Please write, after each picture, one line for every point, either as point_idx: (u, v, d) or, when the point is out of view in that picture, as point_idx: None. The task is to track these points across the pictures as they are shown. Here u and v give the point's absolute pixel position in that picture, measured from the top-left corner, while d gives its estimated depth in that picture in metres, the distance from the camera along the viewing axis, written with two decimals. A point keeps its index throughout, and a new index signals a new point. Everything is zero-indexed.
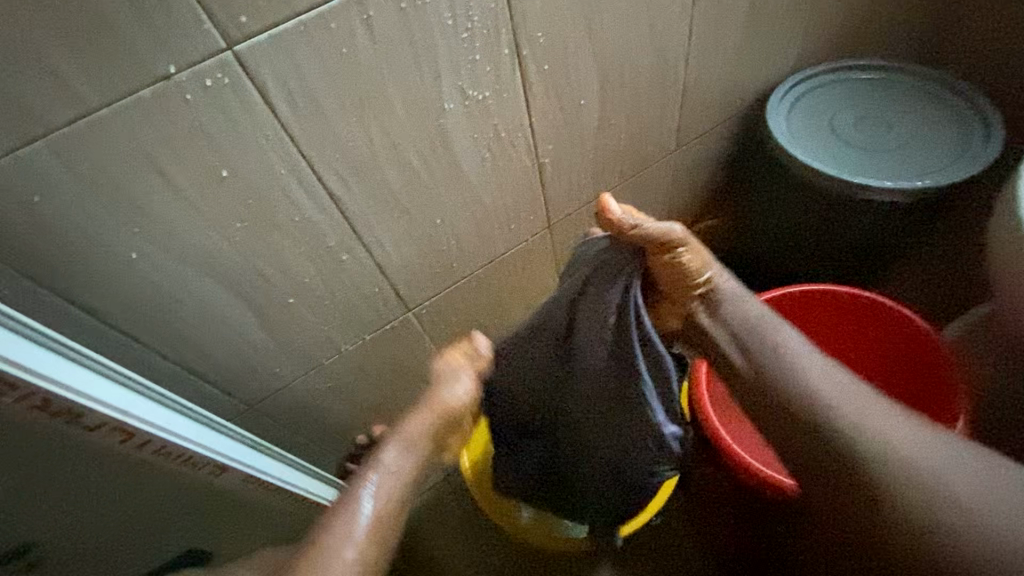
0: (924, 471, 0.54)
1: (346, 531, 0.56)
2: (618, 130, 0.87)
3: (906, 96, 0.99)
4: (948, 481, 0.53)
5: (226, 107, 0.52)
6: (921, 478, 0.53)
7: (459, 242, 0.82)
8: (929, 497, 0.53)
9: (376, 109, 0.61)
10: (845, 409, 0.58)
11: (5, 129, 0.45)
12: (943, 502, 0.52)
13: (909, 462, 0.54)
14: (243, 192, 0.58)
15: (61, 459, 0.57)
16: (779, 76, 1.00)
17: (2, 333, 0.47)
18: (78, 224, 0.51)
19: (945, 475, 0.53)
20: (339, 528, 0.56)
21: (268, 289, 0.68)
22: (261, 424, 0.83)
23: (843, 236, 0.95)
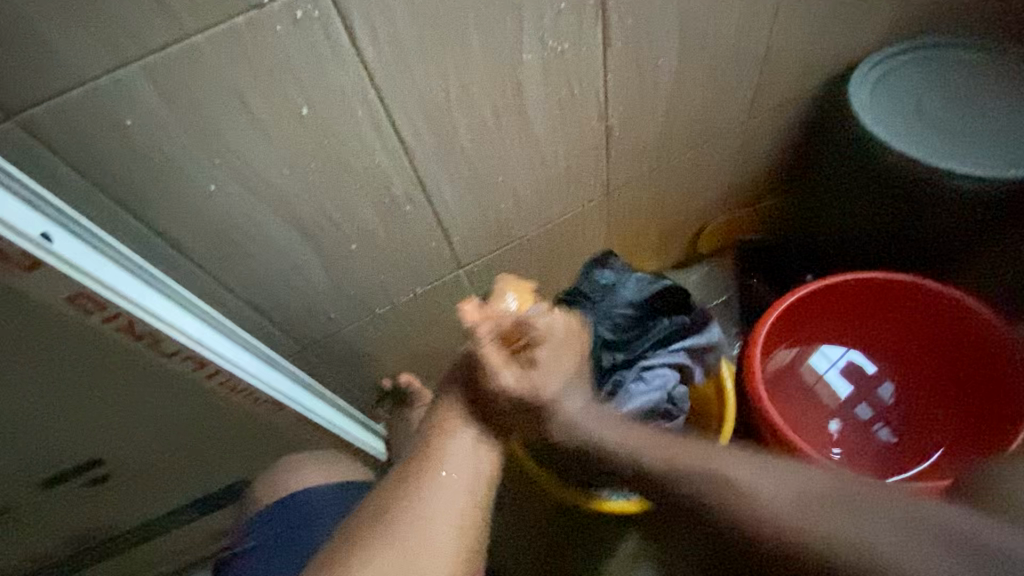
0: (784, 513, 0.44)
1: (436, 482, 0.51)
2: (692, 96, 0.83)
3: (1006, 79, 0.90)
4: (836, 531, 0.42)
5: (313, 41, 0.51)
6: (776, 530, 0.44)
7: (516, 201, 0.81)
8: (792, 530, 0.43)
9: (455, 55, 0.59)
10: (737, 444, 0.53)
11: (103, 50, 0.45)
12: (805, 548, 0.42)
13: (802, 508, 0.44)
14: (319, 131, 0.58)
15: (137, 376, 0.59)
16: (871, 47, 0.92)
17: (95, 256, 0.49)
18: (163, 151, 0.52)
19: (777, 509, 0.45)
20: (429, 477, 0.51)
21: (332, 234, 0.69)
22: (313, 366, 0.85)
23: (922, 224, 0.89)
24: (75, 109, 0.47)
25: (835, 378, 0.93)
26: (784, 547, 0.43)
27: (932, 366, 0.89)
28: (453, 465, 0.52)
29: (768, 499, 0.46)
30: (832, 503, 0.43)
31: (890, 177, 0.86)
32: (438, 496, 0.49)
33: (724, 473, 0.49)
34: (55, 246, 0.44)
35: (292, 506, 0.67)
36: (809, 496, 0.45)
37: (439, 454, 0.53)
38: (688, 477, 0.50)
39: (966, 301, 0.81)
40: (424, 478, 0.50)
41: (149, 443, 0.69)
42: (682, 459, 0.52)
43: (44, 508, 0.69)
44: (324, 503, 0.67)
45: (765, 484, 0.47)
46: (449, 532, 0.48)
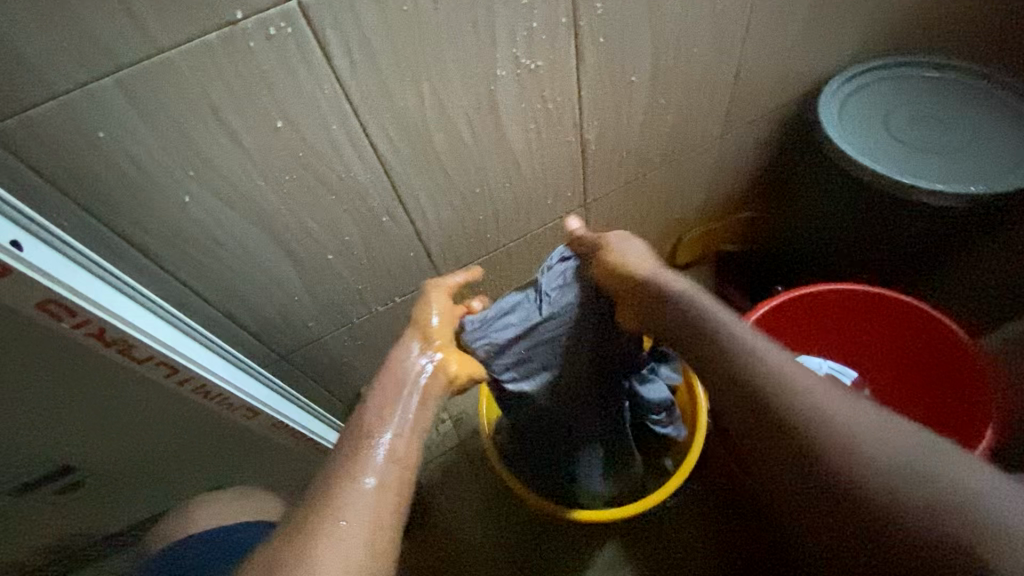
0: (845, 420, 0.44)
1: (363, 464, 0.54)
2: (666, 111, 0.85)
3: (971, 98, 0.93)
4: (853, 429, 0.43)
5: (287, 57, 0.53)
6: (807, 421, 0.45)
7: (494, 212, 0.82)
8: (821, 430, 0.44)
9: (430, 71, 0.61)
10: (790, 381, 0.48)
11: (78, 63, 0.46)
12: (833, 452, 0.43)
13: (809, 411, 0.45)
14: (295, 144, 0.59)
15: (109, 383, 0.60)
16: (842, 66, 0.95)
17: (67, 264, 0.49)
18: (138, 162, 0.53)
19: (824, 403, 0.45)
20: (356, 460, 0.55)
21: (310, 243, 0.70)
22: (292, 374, 0.86)
23: (891, 237, 0.91)
24: (49, 120, 0.48)
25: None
26: (793, 427, 0.45)
27: (907, 378, 0.90)
28: (374, 471, 0.54)
29: (825, 400, 0.45)
30: (904, 457, 0.40)
31: (859, 192, 0.89)
32: (361, 501, 0.51)
33: (773, 367, 0.49)
34: (26, 253, 0.45)
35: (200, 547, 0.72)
36: (828, 405, 0.45)
37: (357, 464, 0.54)
38: (745, 358, 0.51)
39: (934, 315, 0.83)
40: (345, 487, 0.52)
41: (122, 449, 0.69)
42: (741, 348, 0.52)
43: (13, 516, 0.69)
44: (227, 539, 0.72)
45: (833, 397, 0.46)
46: (363, 517, 0.50)
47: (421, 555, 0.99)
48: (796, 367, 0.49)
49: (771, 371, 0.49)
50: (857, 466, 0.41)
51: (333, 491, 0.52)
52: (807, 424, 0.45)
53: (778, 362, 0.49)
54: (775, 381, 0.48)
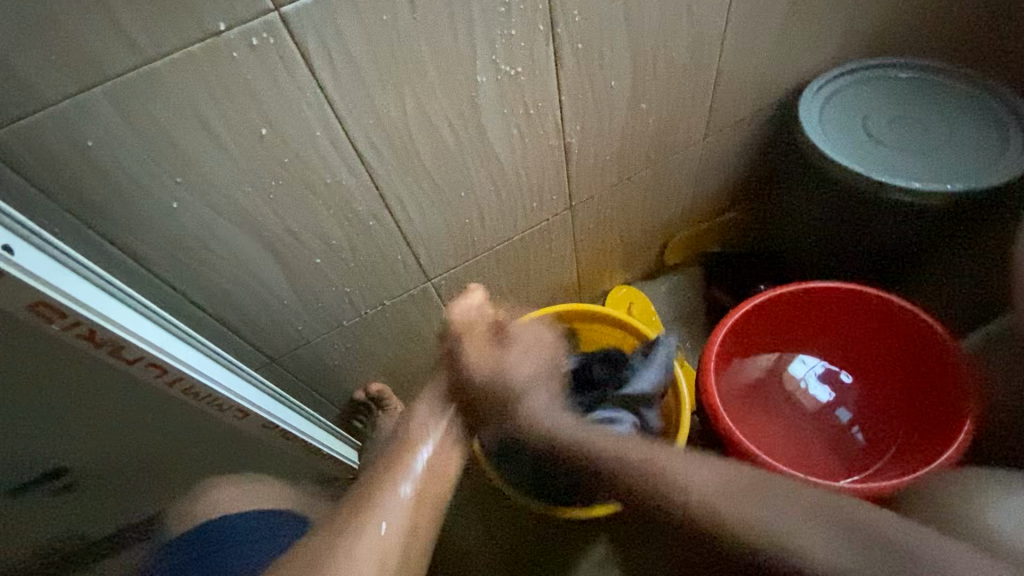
0: (761, 522, 0.50)
1: (404, 471, 0.59)
2: (648, 115, 0.87)
3: (947, 99, 0.95)
4: (770, 518, 0.50)
5: (270, 65, 0.55)
6: (732, 522, 0.51)
7: (480, 215, 0.84)
8: (739, 517, 0.50)
9: (411, 79, 0.63)
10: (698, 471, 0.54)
11: (66, 74, 0.48)
12: (776, 547, 0.48)
13: (724, 499, 0.52)
14: (279, 150, 0.61)
15: (100, 384, 0.61)
16: (821, 69, 0.97)
17: (57, 268, 0.51)
18: (126, 169, 0.55)
19: (723, 502, 0.52)
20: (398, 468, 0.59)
21: (298, 248, 0.71)
22: (284, 376, 0.87)
23: (872, 235, 0.92)
24: (41, 130, 0.50)
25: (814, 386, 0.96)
26: (712, 519, 0.51)
27: (894, 376, 0.91)
28: (411, 480, 0.58)
29: (705, 482, 0.53)
30: (801, 542, 0.48)
31: (839, 193, 0.91)
32: (396, 509, 0.55)
33: (686, 473, 0.54)
34: (17, 257, 0.47)
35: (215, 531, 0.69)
36: (734, 483, 0.53)
37: (397, 473, 0.58)
38: (684, 485, 0.54)
39: (917, 313, 0.84)
40: (382, 492, 0.56)
41: (115, 451, 0.71)
42: (658, 471, 0.56)
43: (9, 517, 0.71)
44: (243, 528, 0.69)
45: (711, 478, 0.54)
46: (398, 530, 0.55)
47: None
48: (698, 461, 0.55)
49: (681, 470, 0.55)
50: (780, 553, 0.48)
51: (371, 496, 0.56)
52: (732, 522, 0.50)
53: (688, 465, 0.55)
54: (687, 488, 0.53)
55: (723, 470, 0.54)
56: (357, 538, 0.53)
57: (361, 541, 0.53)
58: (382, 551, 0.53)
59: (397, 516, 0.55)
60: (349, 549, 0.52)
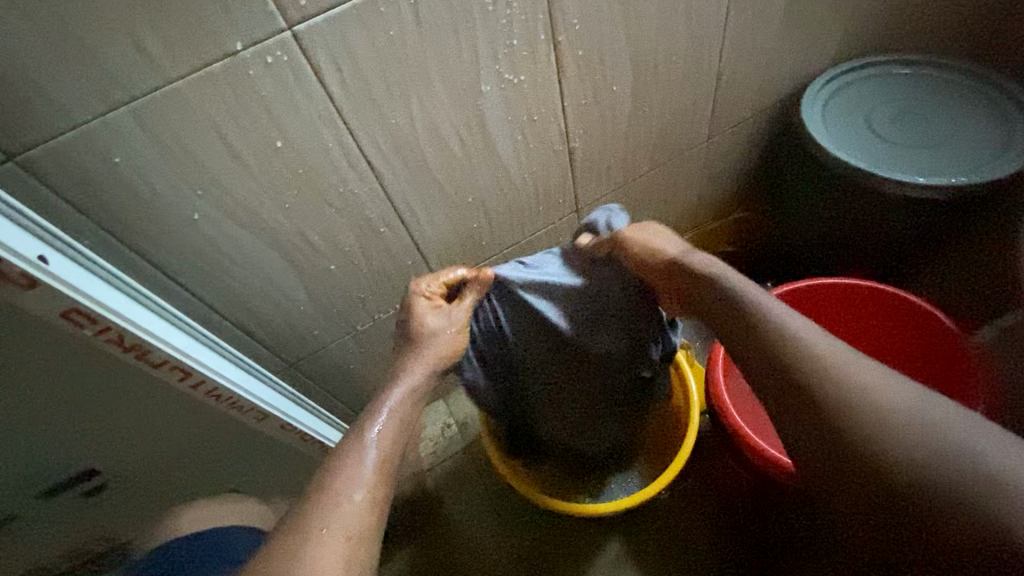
0: (936, 436, 0.42)
1: (355, 462, 0.53)
2: (651, 118, 0.88)
3: (950, 93, 0.95)
4: (986, 437, 0.41)
5: (284, 82, 0.57)
6: (910, 443, 0.42)
7: (488, 220, 0.86)
8: (940, 454, 0.41)
9: (418, 90, 0.65)
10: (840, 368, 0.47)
11: (95, 96, 0.51)
12: (955, 470, 0.40)
13: (916, 423, 0.43)
14: (294, 161, 0.64)
15: (127, 387, 0.65)
16: (823, 67, 0.98)
17: (89, 277, 0.54)
18: (150, 183, 0.58)
19: (896, 414, 0.44)
20: (348, 460, 0.53)
21: (314, 255, 0.74)
22: (300, 380, 0.90)
23: (878, 230, 0.92)
24: (72, 147, 0.53)
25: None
26: (911, 451, 0.42)
27: (904, 370, 0.91)
28: (362, 483, 0.52)
29: (884, 402, 0.45)
30: (964, 440, 0.41)
31: (844, 189, 0.91)
32: (349, 513, 0.49)
33: (854, 380, 0.46)
34: (51, 266, 0.50)
35: (183, 545, 0.72)
36: (927, 404, 0.44)
37: (350, 463, 0.53)
38: (817, 379, 0.47)
39: (919, 304, 0.85)
40: (330, 498, 0.50)
41: (140, 454, 0.74)
42: (828, 363, 0.48)
43: (43, 518, 0.74)
44: (223, 540, 0.73)
45: (893, 390, 0.46)
46: (356, 518, 0.49)
47: (428, 557, 1.02)
48: (849, 357, 0.48)
49: (847, 376, 0.47)
50: (968, 478, 0.40)
51: (318, 504, 0.50)
52: (927, 451, 0.42)
53: (854, 371, 0.47)
54: (864, 400, 0.45)
55: (882, 370, 0.47)
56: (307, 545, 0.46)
57: (309, 547, 0.46)
58: (340, 555, 0.47)
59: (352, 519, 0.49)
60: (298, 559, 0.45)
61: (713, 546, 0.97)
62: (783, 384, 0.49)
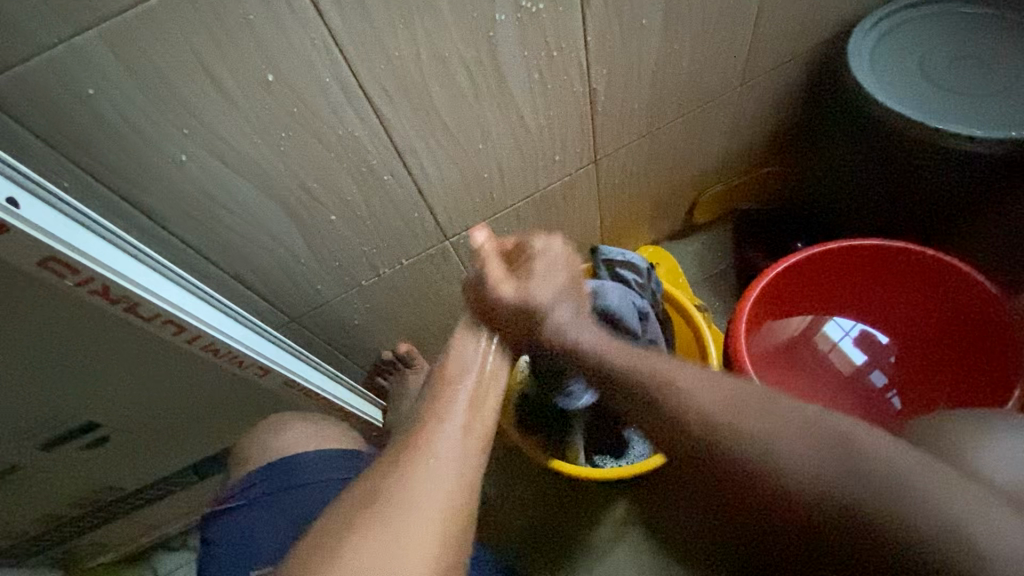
0: (864, 459, 0.41)
1: (448, 403, 0.55)
2: (680, 58, 0.80)
3: (1015, 35, 0.85)
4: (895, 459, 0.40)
5: (273, 4, 0.51)
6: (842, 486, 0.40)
7: (500, 169, 0.80)
8: (865, 487, 0.40)
9: (425, 18, 0.58)
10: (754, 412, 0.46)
11: (57, 15, 0.45)
12: (885, 505, 0.39)
13: (805, 438, 0.44)
14: (287, 98, 0.58)
15: (119, 338, 0.62)
16: (874, 3, 0.88)
17: (68, 223, 0.50)
18: (129, 119, 0.53)
19: (814, 456, 0.42)
20: (441, 404, 0.55)
21: (312, 204, 0.69)
22: (303, 335, 0.87)
23: (925, 187, 0.85)
24: (38, 77, 0.48)
25: (849, 348, 0.92)
26: (830, 487, 0.41)
27: (936, 335, 0.87)
28: (460, 410, 0.55)
29: (814, 466, 0.42)
30: (910, 478, 0.39)
31: (889, 141, 0.83)
32: (447, 441, 0.50)
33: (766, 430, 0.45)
34: (24, 211, 0.46)
35: (284, 469, 0.70)
36: (825, 430, 0.43)
37: (443, 405, 0.55)
38: (747, 436, 0.45)
39: (959, 265, 0.79)
40: (432, 427, 0.51)
41: (140, 406, 0.72)
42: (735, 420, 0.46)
43: (49, 470, 0.73)
44: (327, 466, 0.71)
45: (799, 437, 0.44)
46: (461, 459, 0.49)
47: None
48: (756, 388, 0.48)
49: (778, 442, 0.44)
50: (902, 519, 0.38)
51: (425, 428, 0.52)
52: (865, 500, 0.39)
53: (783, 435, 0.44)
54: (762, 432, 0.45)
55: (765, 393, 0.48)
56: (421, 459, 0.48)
57: (427, 459, 0.48)
58: (450, 479, 0.47)
59: (455, 446, 0.50)
60: (410, 474, 0.47)
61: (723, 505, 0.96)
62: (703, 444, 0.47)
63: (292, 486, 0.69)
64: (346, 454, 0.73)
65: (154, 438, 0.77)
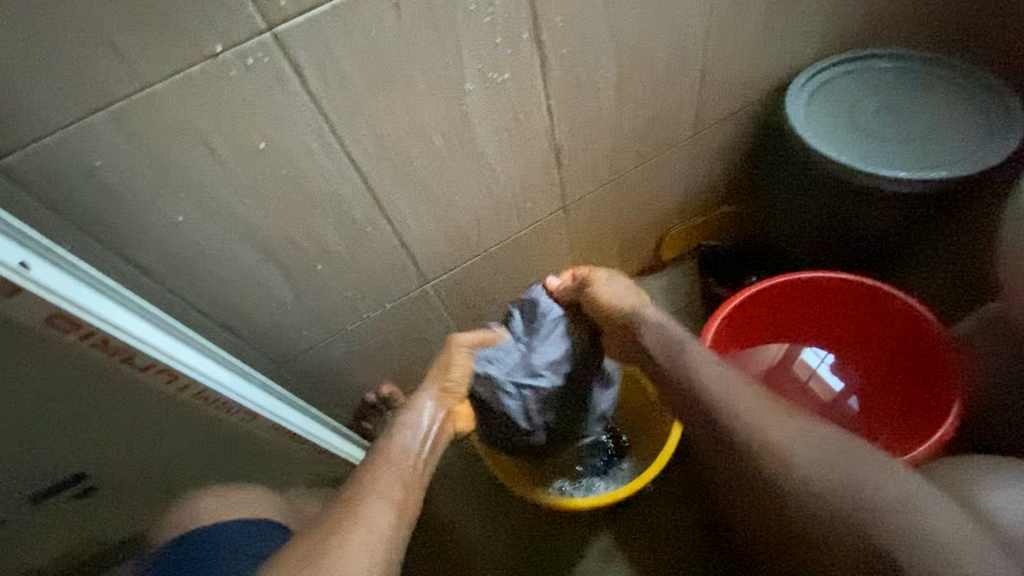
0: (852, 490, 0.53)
1: (375, 481, 0.60)
2: (635, 114, 0.89)
3: (928, 87, 0.96)
4: (889, 492, 0.52)
5: (265, 82, 0.57)
6: (858, 523, 0.52)
7: (475, 218, 0.87)
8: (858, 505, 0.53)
9: (401, 93, 0.66)
10: (751, 410, 0.60)
11: (70, 99, 0.51)
12: (889, 533, 0.50)
13: (851, 478, 0.54)
14: (277, 161, 0.64)
15: (114, 389, 0.64)
16: (806, 62, 0.98)
17: (71, 281, 0.54)
18: (130, 185, 0.58)
19: (814, 453, 0.56)
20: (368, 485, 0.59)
21: (299, 256, 0.74)
22: (288, 380, 0.90)
23: (862, 222, 0.94)
24: (49, 152, 0.53)
25: (825, 373, 0.98)
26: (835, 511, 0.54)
27: (881, 352, 0.93)
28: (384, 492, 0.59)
29: (813, 452, 0.57)
30: (905, 506, 0.51)
31: (827, 182, 0.92)
32: (378, 516, 0.56)
33: (776, 428, 0.59)
34: (32, 272, 0.50)
35: (208, 535, 0.66)
36: (848, 473, 0.55)
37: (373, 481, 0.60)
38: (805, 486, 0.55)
39: (869, 282, 0.88)
40: (340, 533, 0.54)
41: (128, 457, 0.74)
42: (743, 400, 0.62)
43: (35, 523, 0.74)
44: (246, 533, 0.67)
45: (810, 441, 0.57)
46: (364, 548, 0.53)
47: (419, 551, 1.03)
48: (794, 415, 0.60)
49: (777, 436, 0.58)
50: (914, 538, 0.49)
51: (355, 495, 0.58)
52: (903, 539, 0.50)
53: (801, 439, 0.58)
54: (774, 445, 0.58)
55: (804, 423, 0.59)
56: (359, 519, 0.55)
57: (368, 513, 0.56)
58: (374, 546, 0.54)
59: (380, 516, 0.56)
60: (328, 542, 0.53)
61: (703, 532, 0.99)
62: (721, 431, 0.61)
63: (209, 555, 0.65)
64: (268, 526, 0.69)
65: (141, 486, 0.79)
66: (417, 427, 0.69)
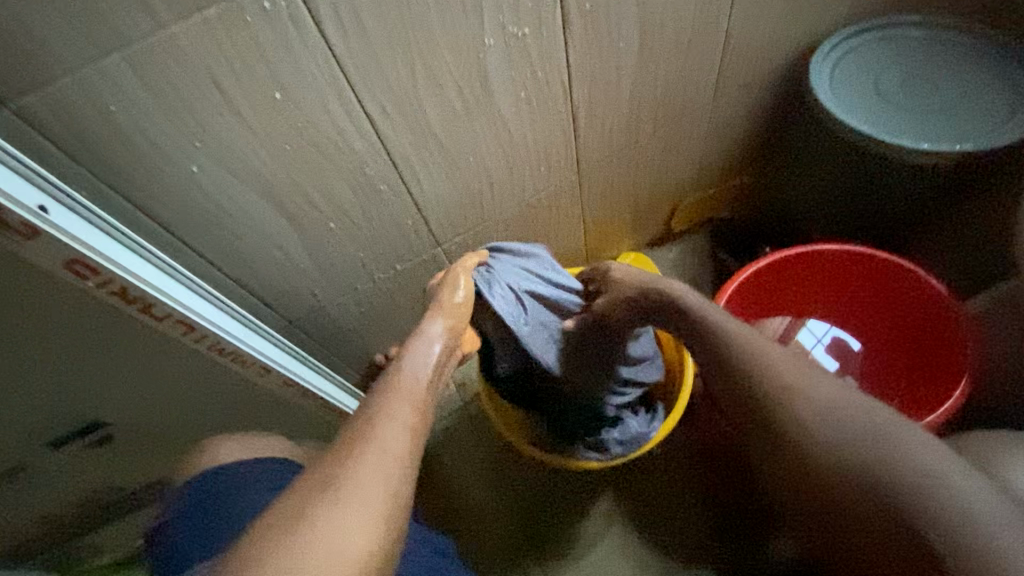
0: (880, 453, 0.49)
1: (387, 400, 0.54)
2: (655, 78, 0.87)
3: (957, 58, 0.93)
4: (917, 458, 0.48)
5: (282, 30, 0.56)
6: (875, 493, 0.48)
7: (489, 181, 0.86)
8: (880, 470, 0.48)
9: (420, 46, 0.64)
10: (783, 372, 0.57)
11: (85, 41, 0.50)
12: (904, 502, 0.46)
13: (886, 443, 0.50)
14: (293, 114, 0.63)
15: (133, 338, 0.65)
16: (833, 28, 0.95)
17: (91, 230, 0.54)
18: (145, 135, 0.57)
19: (842, 418, 0.52)
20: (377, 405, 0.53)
21: (313, 213, 0.74)
22: (300, 339, 0.92)
23: (882, 195, 0.92)
24: (66, 96, 0.52)
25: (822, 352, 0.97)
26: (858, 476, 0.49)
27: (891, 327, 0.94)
28: (398, 408, 0.52)
29: (839, 417, 0.53)
30: (941, 481, 0.46)
31: (848, 153, 0.90)
32: (393, 432, 0.50)
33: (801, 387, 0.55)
34: (52, 217, 0.50)
35: (220, 476, 0.68)
36: (874, 438, 0.50)
37: (386, 401, 0.53)
38: (826, 446, 0.51)
39: (884, 257, 0.87)
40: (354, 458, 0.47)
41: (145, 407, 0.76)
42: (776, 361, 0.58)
43: (55, 468, 0.77)
44: (254, 472, 0.69)
45: (839, 405, 0.54)
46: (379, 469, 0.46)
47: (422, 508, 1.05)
48: (826, 380, 0.56)
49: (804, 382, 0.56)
50: (938, 509, 0.45)
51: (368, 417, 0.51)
52: (931, 492, 0.45)
53: (828, 392, 0.55)
54: (796, 404, 0.55)
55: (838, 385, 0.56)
56: (369, 438, 0.48)
57: (381, 432, 0.50)
58: (389, 467, 0.47)
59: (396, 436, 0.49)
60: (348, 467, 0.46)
61: (702, 499, 1.01)
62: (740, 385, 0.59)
63: (221, 494, 0.67)
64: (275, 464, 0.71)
65: (157, 435, 0.81)
66: (421, 358, 0.62)
